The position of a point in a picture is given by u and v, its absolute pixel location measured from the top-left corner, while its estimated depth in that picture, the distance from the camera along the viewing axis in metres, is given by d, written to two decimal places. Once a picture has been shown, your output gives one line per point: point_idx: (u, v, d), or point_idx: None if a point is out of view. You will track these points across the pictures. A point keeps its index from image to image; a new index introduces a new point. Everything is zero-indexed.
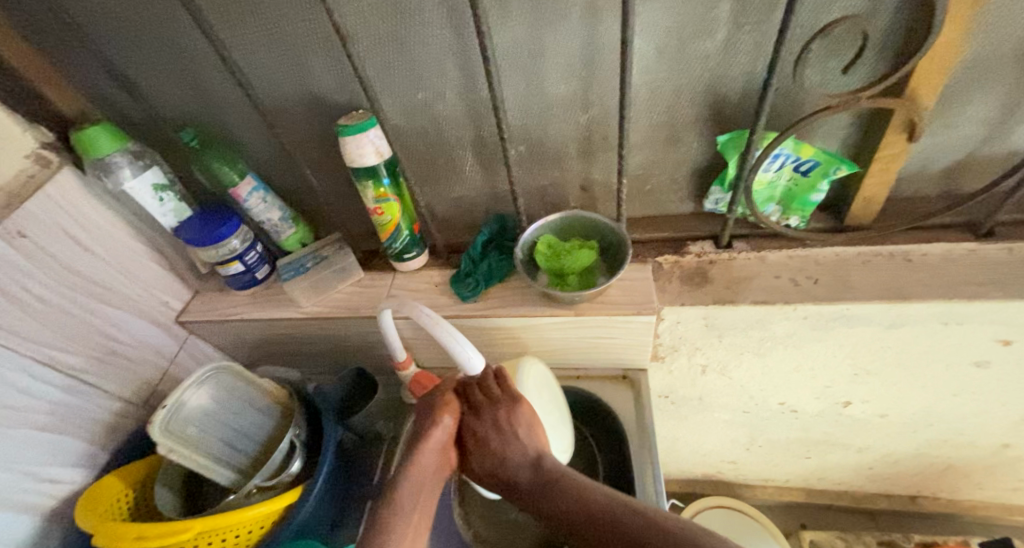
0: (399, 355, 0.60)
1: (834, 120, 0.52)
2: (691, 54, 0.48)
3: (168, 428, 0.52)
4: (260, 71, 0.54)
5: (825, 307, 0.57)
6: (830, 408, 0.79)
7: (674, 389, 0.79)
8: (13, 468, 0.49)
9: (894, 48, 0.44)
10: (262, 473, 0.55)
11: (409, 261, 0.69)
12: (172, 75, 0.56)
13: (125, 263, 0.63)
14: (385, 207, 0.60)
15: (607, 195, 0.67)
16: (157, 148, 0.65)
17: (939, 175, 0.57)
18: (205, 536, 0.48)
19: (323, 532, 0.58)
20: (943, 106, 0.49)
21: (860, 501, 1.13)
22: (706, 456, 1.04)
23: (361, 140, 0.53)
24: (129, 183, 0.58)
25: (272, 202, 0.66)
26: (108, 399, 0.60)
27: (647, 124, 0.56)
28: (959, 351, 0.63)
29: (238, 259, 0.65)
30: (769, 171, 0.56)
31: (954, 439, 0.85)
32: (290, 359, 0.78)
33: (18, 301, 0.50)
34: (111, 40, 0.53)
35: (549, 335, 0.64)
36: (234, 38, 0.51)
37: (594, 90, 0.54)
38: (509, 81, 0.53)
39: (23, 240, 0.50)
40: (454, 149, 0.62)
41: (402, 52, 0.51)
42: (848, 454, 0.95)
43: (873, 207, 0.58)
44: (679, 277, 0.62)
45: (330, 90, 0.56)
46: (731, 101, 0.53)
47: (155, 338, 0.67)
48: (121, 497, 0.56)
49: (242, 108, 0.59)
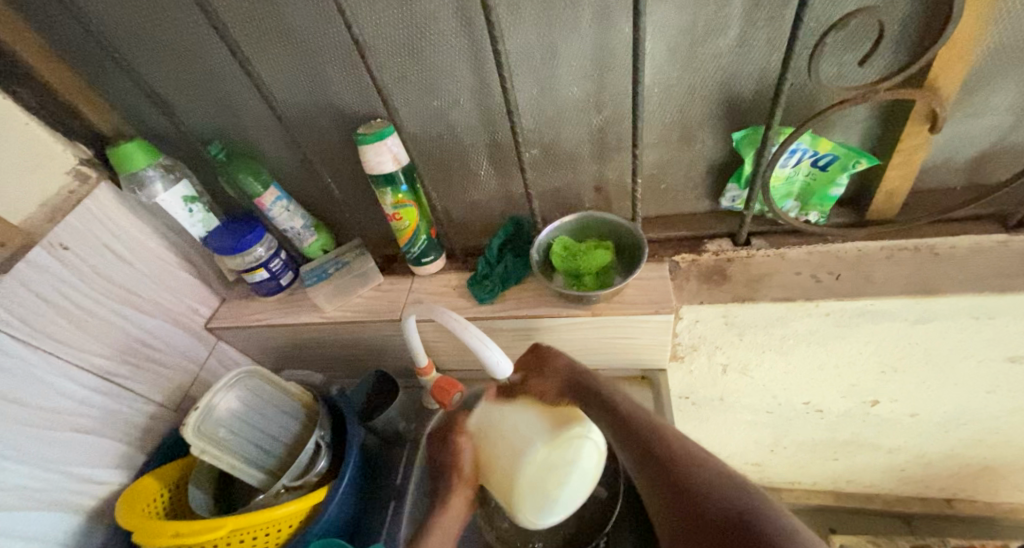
0: (421, 360, 0.60)
1: (853, 113, 0.51)
2: (703, 53, 0.49)
3: (200, 429, 0.54)
4: (282, 83, 0.56)
5: (848, 303, 0.56)
6: (857, 407, 0.78)
7: (695, 390, 0.79)
8: (57, 469, 0.52)
9: (911, 39, 0.44)
10: (289, 474, 0.57)
11: (428, 265, 0.70)
12: (201, 92, 0.58)
13: (158, 272, 0.66)
14: (403, 213, 0.62)
15: (622, 195, 0.67)
16: (186, 161, 0.68)
17: (964, 166, 0.56)
18: (236, 534, 0.50)
19: (348, 532, 0.59)
20: (966, 95, 0.48)
21: (892, 504, 1.09)
22: (729, 458, 1.02)
23: (379, 147, 0.55)
24: (161, 196, 0.60)
25: (295, 210, 0.68)
26: (143, 403, 0.62)
27: (661, 124, 0.56)
28: (993, 347, 0.61)
29: (263, 267, 0.67)
30: (787, 166, 0.55)
31: (991, 438, 0.82)
32: (314, 364, 0.80)
33: (61, 310, 0.52)
34: (144, 62, 0.56)
35: (567, 335, 0.65)
36: (259, 55, 0.53)
37: (607, 92, 0.54)
38: (522, 86, 0.54)
39: (64, 251, 0.53)
40: (470, 155, 0.63)
41: (418, 61, 0.53)
42: (878, 455, 0.92)
43: (896, 200, 0.56)
44: (698, 275, 0.62)
45: (350, 100, 0.58)
46: (745, 98, 0.52)
47: (186, 344, 0.70)
48: (156, 498, 0.58)
49: (266, 121, 0.61)
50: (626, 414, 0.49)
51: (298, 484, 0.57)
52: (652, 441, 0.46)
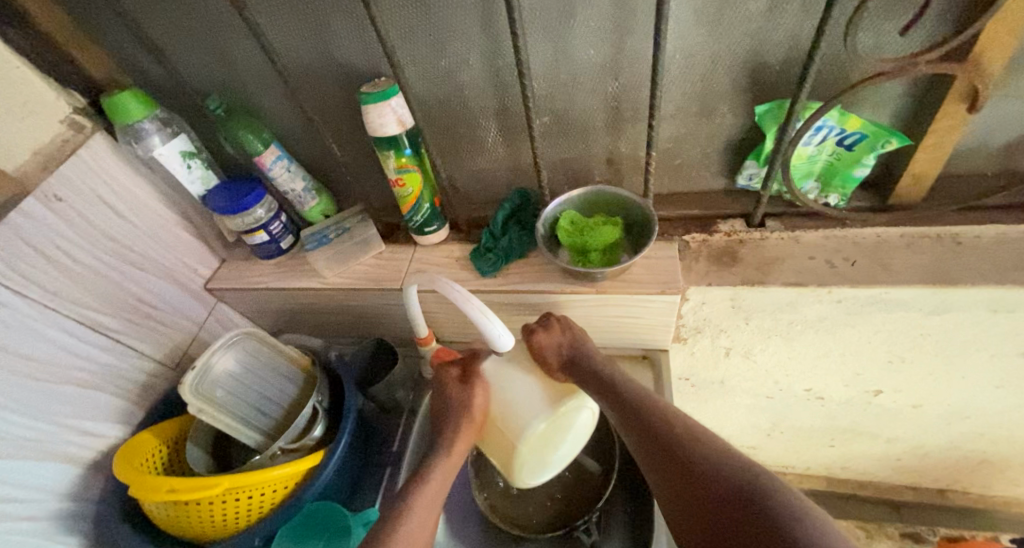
0: (420, 330, 0.59)
1: (885, 90, 0.48)
2: (731, 17, 0.45)
3: (197, 389, 0.53)
4: (282, 35, 0.53)
5: (862, 291, 0.54)
6: (859, 396, 0.77)
7: (696, 372, 0.78)
8: (55, 422, 0.52)
9: (958, 9, 0.40)
10: (286, 436, 0.57)
11: (431, 234, 0.68)
12: (198, 42, 0.56)
13: (155, 230, 0.64)
14: (406, 178, 0.59)
15: (634, 169, 0.64)
16: (184, 116, 0.66)
17: (998, 151, 0.53)
18: (232, 493, 0.50)
19: (343, 496, 0.60)
20: (1011, 73, 0.45)
21: (884, 492, 1.10)
22: (725, 440, 1.02)
23: (383, 107, 0.53)
24: (157, 150, 0.59)
25: (296, 172, 0.66)
26: (142, 360, 0.62)
27: (680, 93, 0.53)
28: (1007, 341, 0.59)
29: (263, 228, 0.66)
30: (810, 144, 0.52)
31: (992, 432, 0.82)
32: (313, 329, 0.79)
33: (57, 264, 0.52)
34: (139, 7, 0.53)
35: (570, 311, 0.63)
36: (258, 3, 0.50)
37: (626, 56, 0.51)
38: (536, 47, 0.51)
39: (60, 204, 0.52)
40: (477, 120, 0.60)
41: (425, 15, 0.49)
42: (875, 444, 0.92)
43: (923, 184, 0.54)
44: (707, 256, 0.60)
45: (353, 56, 0.55)
46: (772, 69, 0.49)
47: (185, 304, 0.69)
48: (154, 453, 0.58)
49: (266, 76, 0.59)
50: (625, 397, 0.48)
51: (294, 448, 0.57)
52: (648, 421, 0.45)
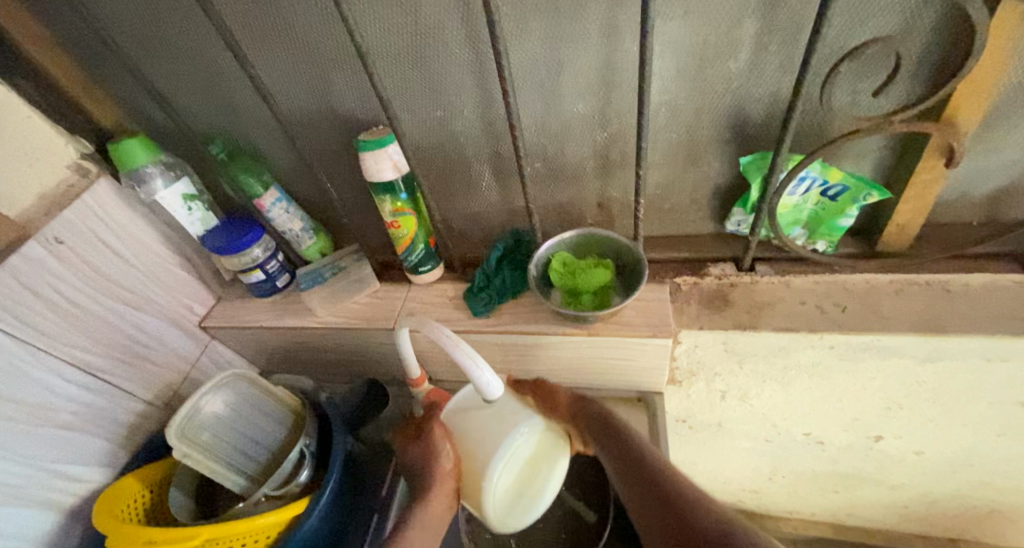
0: (412, 371, 0.57)
1: (865, 143, 0.50)
2: (712, 75, 0.47)
3: (182, 433, 0.53)
4: (285, 87, 0.56)
5: (854, 337, 0.53)
6: (860, 442, 0.75)
7: (692, 414, 0.77)
8: (38, 467, 0.51)
9: (930, 71, 0.42)
10: (271, 482, 0.56)
11: (425, 273, 0.69)
12: (204, 93, 0.58)
13: (153, 269, 0.65)
14: (402, 221, 0.61)
15: (624, 213, 0.65)
16: (187, 159, 0.68)
17: (981, 201, 0.54)
18: (212, 543, 0.49)
19: (328, 542, 0.58)
20: (986, 129, 0.46)
21: (894, 541, 1.06)
22: (726, 484, 0.99)
23: (380, 154, 0.54)
24: (160, 193, 0.60)
25: (295, 213, 0.68)
26: (130, 401, 0.62)
27: (667, 144, 0.55)
28: (1005, 389, 0.58)
29: (259, 267, 0.67)
30: (795, 194, 0.54)
31: (1000, 481, 0.79)
32: (305, 367, 0.79)
33: (54, 306, 0.52)
34: (149, 61, 0.56)
35: (562, 353, 0.63)
36: (262, 57, 0.53)
37: (613, 108, 0.53)
38: (526, 99, 0.53)
39: (60, 246, 0.53)
40: (471, 165, 0.62)
41: (421, 70, 0.52)
42: (880, 491, 0.89)
43: (908, 234, 0.55)
44: (699, 299, 0.60)
45: (351, 106, 0.57)
46: (755, 122, 0.51)
47: (178, 342, 0.69)
48: (136, 498, 0.57)
49: (268, 124, 0.61)
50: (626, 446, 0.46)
51: (279, 493, 0.56)
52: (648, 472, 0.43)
